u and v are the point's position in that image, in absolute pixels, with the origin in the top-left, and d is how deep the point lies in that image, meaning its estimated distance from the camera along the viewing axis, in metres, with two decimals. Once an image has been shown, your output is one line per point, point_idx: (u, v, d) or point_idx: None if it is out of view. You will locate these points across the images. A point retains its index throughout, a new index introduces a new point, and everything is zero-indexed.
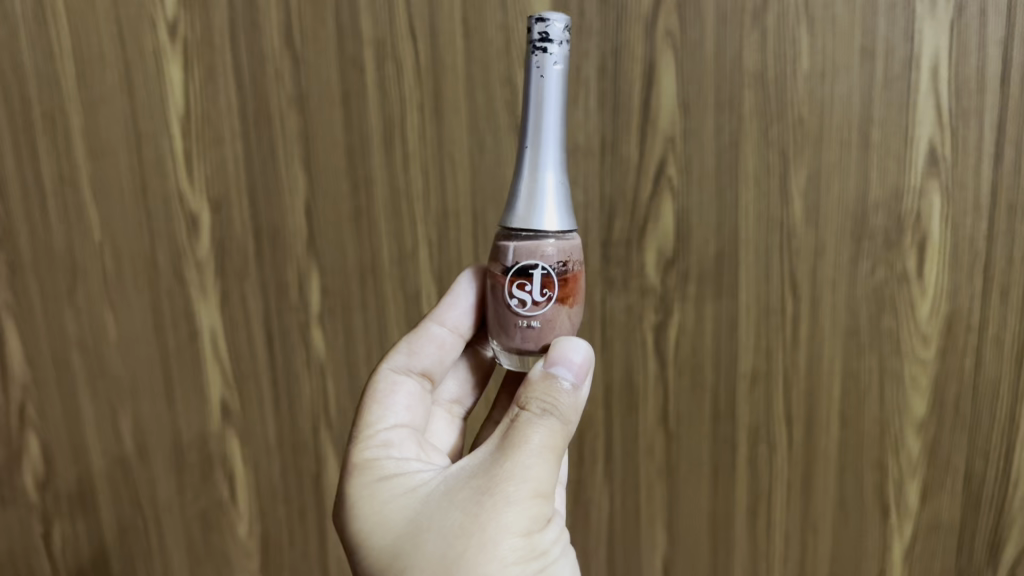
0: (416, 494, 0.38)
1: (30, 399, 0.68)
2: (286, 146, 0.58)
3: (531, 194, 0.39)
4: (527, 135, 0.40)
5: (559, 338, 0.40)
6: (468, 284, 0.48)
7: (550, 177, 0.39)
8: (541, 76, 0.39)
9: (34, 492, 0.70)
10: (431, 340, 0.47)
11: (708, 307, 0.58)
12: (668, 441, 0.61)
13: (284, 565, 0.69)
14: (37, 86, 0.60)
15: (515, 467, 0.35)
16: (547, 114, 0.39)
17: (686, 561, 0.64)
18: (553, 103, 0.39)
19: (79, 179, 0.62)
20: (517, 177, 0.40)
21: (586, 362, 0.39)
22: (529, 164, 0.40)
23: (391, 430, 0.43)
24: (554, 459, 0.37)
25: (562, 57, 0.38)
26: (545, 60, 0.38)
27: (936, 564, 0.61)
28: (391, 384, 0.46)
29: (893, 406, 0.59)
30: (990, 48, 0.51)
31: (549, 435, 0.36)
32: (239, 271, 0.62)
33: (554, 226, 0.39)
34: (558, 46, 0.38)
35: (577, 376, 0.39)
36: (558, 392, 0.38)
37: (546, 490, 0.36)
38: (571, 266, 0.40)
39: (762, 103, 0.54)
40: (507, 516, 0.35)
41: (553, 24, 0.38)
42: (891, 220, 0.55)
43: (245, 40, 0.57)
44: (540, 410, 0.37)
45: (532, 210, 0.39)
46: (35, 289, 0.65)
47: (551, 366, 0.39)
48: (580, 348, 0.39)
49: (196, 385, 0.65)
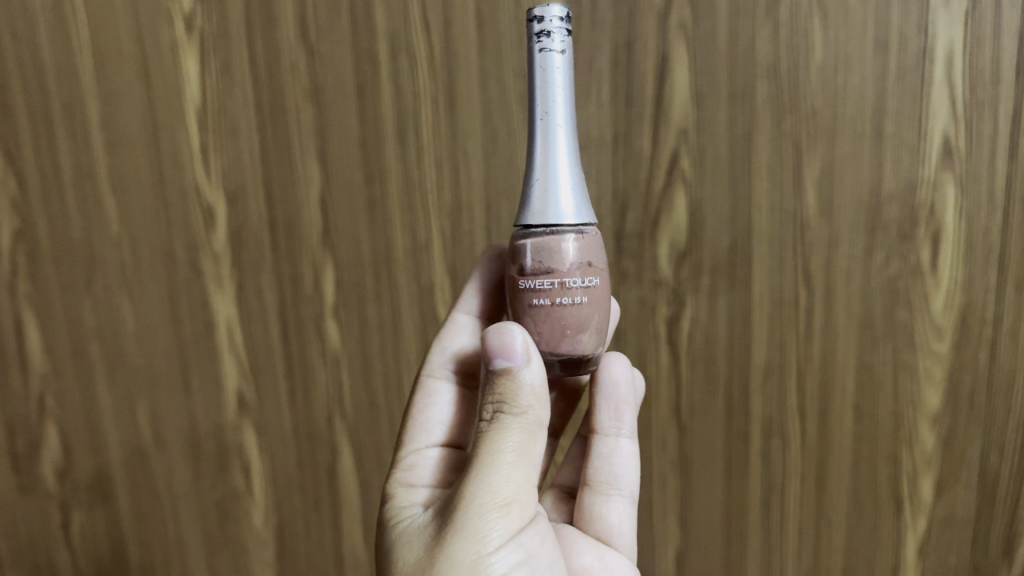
0: (400, 525, 0.39)
1: (48, 388, 0.69)
2: (301, 138, 0.59)
3: (544, 190, 0.39)
4: (535, 137, 0.40)
5: (500, 324, 0.38)
6: (484, 266, 0.50)
7: (561, 170, 0.39)
8: (542, 76, 0.39)
9: (52, 481, 0.71)
10: (461, 330, 0.49)
11: (721, 299, 0.58)
12: (680, 434, 0.61)
13: (299, 555, 0.69)
14: (57, 80, 0.61)
15: (471, 487, 0.36)
16: (555, 111, 0.39)
17: (700, 555, 0.64)
18: (558, 96, 0.39)
19: (97, 171, 0.63)
20: (529, 175, 0.40)
21: (525, 344, 0.37)
22: (540, 162, 0.40)
23: (419, 453, 0.45)
24: (515, 468, 0.36)
25: (558, 58, 0.38)
26: (546, 65, 0.39)
27: (954, 557, 0.61)
28: (429, 393, 0.48)
29: (908, 399, 0.58)
30: (1004, 39, 0.51)
31: (505, 440, 0.36)
32: (255, 262, 0.62)
33: (572, 220, 0.39)
34: (557, 47, 0.38)
35: (523, 359, 0.37)
36: (509, 389, 0.36)
37: (499, 503, 0.36)
38: (581, 263, 0.39)
39: (775, 94, 0.54)
40: (457, 544, 0.35)
41: (547, 18, 0.38)
42: (905, 213, 0.55)
43: (261, 32, 0.57)
44: (493, 413, 0.37)
45: (545, 205, 0.39)
46: (55, 280, 0.66)
47: (492, 359, 0.37)
48: (512, 333, 0.37)
49: (213, 375, 0.66)
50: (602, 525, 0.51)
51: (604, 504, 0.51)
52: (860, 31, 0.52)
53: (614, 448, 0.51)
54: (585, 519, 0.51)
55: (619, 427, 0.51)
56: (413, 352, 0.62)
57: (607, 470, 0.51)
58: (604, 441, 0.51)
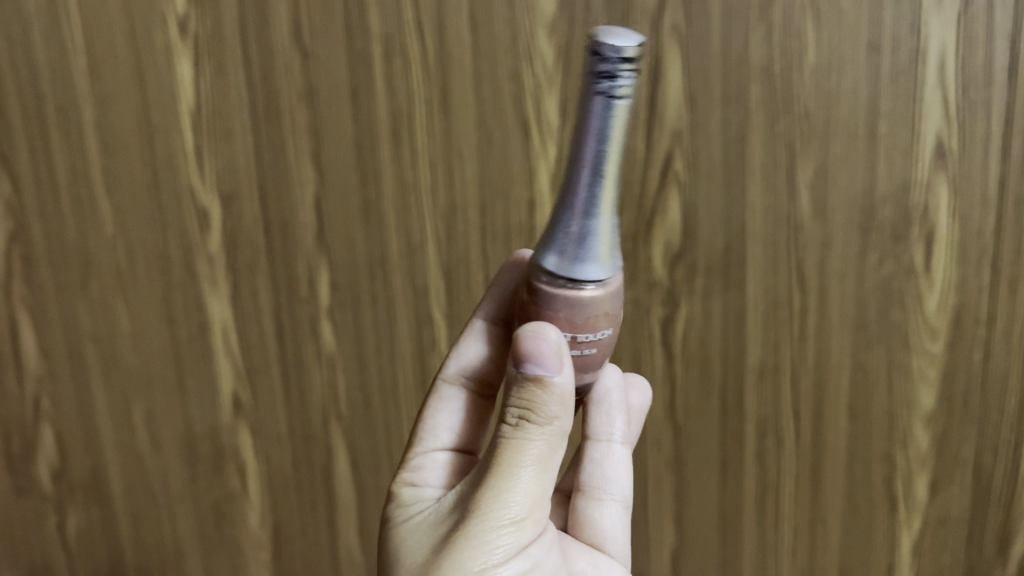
0: (409, 522, 0.39)
1: (44, 390, 0.69)
2: (295, 140, 0.59)
3: (569, 243, 0.34)
4: (569, 178, 0.34)
5: (537, 322, 0.36)
6: (509, 272, 0.46)
7: (592, 225, 0.34)
8: (595, 116, 0.32)
9: (48, 483, 0.71)
10: (478, 336, 0.46)
11: (715, 300, 0.58)
12: (676, 434, 0.62)
13: (296, 556, 0.69)
14: (51, 83, 0.61)
15: (487, 496, 0.36)
16: (600, 160, 0.33)
17: (695, 554, 0.64)
18: (607, 140, 0.32)
19: (92, 173, 0.63)
20: (556, 224, 0.35)
21: (559, 351, 0.35)
22: (568, 210, 0.34)
23: (429, 455, 0.44)
24: (533, 481, 0.36)
25: (619, 106, 0.32)
26: (599, 108, 0.32)
27: (948, 556, 0.61)
28: (441, 398, 0.46)
29: (902, 399, 0.59)
30: (998, 40, 0.51)
31: (527, 452, 0.36)
32: (250, 264, 0.62)
33: (595, 277, 0.34)
34: (620, 94, 0.32)
35: (556, 368, 0.35)
36: (537, 398, 0.35)
37: (513, 518, 0.36)
38: (596, 315, 0.35)
39: (768, 96, 0.54)
40: (467, 551, 0.36)
41: (614, 52, 0.31)
42: (899, 214, 0.55)
43: (255, 35, 0.57)
44: (517, 420, 0.36)
45: (568, 258, 0.34)
46: (49, 282, 0.66)
47: (523, 364, 0.35)
48: (548, 337, 0.34)
49: (209, 377, 0.66)
50: (595, 530, 0.50)
51: (596, 508, 0.51)
52: (853, 32, 0.52)
53: (606, 453, 0.51)
54: (578, 523, 0.50)
55: (610, 432, 0.51)
56: (408, 353, 0.62)
57: (599, 475, 0.51)
58: (596, 447, 0.51)
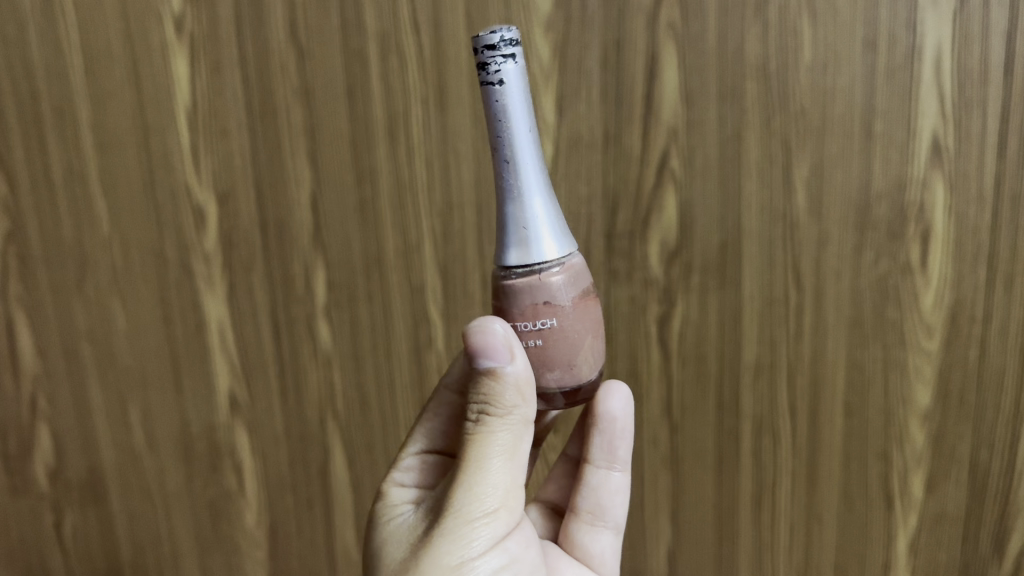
0: (390, 524, 0.39)
1: (40, 389, 0.69)
2: (292, 139, 0.59)
3: (521, 230, 0.37)
4: (499, 173, 0.37)
5: (481, 319, 0.36)
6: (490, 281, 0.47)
7: (537, 204, 0.36)
8: (499, 107, 0.35)
9: (45, 483, 0.71)
10: None
11: (711, 299, 0.58)
12: (672, 432, 0.62)
13: (292, 555, 0.69)
14: (47, 82, 0.61)
15: (458, 492, 0.36)
16: (518, 145, 0.36)
17: (691, 552, 0.64)
18: (519, 125, 0.36)
19: (88, 172, 0.63)
20: (503, 221, 0.37)
21: (508, 342, 0.36)
22: (510, 202, 0.37)
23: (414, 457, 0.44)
24: (503, 471, 0.36)
25: (499, 92, 0.35)
26: (500, 100, 0.35)
27: (944, 554, 0.61)
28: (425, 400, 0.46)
29: (898, 397, 0.59)
30: (994, 37, 0.51)
31: (492, 444, 0.36)
32: (246, 262, 0.62)
33: (554, 253, 0.37)
34: (511, 80, 0.35)
35: (507, 358, 0.35)
36: (492, 390, 0.36)
37: (486, 510, 0.36)
38: (536, 303, 0.37)
39: (764, 94, 0.54)
40: (441, 548, 0.36)
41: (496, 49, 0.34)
42: (894, 212, 0.55)
43: (251, 33, 0.57)
44: (478, 415, 0.36)
45: (526, 245, 0.37)
46: (45, 280, 0.66)
47: (476, 359, 0.36)
48: (494, 330, 0.35)
49: (205, 376, 0.66)
50: (584, 552, 0.50)
51: (588, 531, 0.50)
52: (848, 30, 0.52)
53: (605, 479, 0.51)
54: (569, 543, 0.51)
55: (612, 459, 0.51)
56: (405, 352, 0.62)
57: (595, 500, 0.51)
58: (596, 471, 0.51)
